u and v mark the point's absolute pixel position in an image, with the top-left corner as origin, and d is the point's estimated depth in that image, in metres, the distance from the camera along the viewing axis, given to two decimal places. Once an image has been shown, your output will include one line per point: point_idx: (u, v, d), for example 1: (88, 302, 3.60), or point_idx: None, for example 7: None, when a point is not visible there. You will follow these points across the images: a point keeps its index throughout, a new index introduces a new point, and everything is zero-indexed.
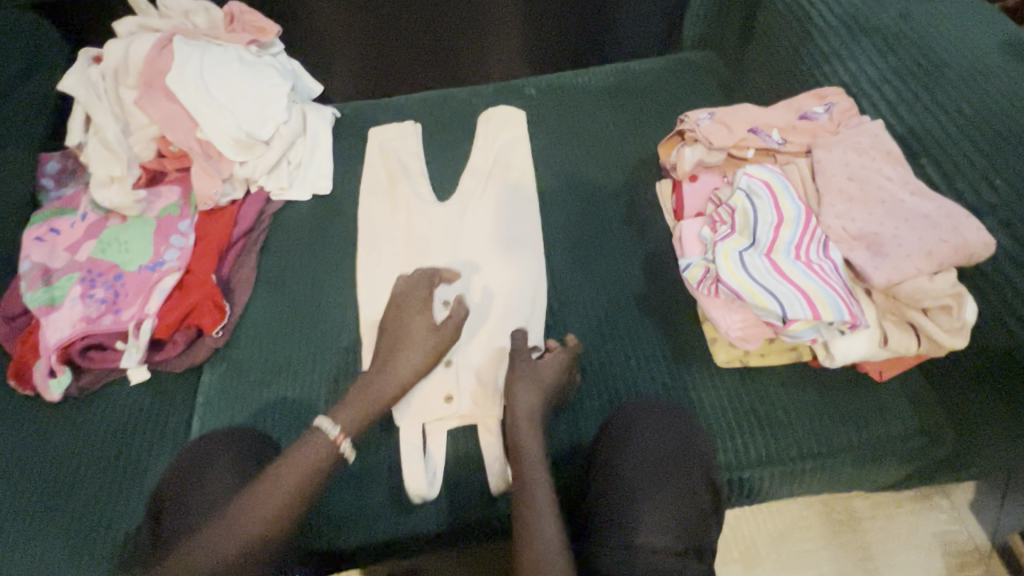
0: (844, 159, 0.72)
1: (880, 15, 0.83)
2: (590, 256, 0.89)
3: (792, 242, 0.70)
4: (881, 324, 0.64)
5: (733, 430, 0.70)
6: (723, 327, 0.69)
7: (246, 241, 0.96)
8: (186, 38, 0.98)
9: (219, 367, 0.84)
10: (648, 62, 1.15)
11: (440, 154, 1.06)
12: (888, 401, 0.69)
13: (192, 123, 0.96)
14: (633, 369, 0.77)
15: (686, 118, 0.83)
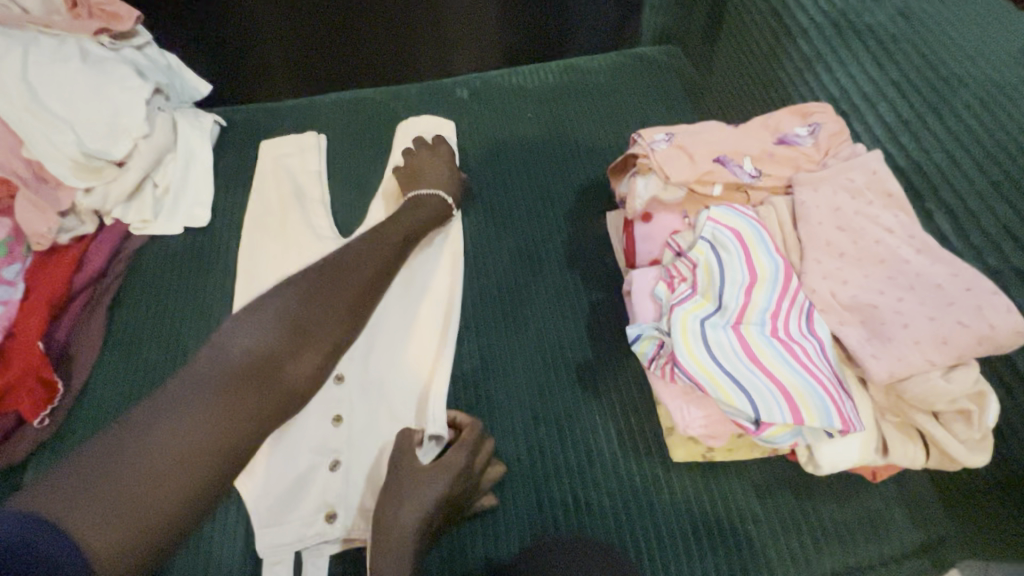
0: (833, 202, 0.56)
1: (876, 12, 0.67)
2: (524, 308, 0.73)
3: (768, 311, 0.55)
4: (879, 427, 0.50)
5: (691, 549, 0.55)
6: (681, 422, 0.54)
7: (96, 291, 0.76)
8: (6, 28, 0.76)
9: (47, 464, 0.66)
10: (602, 57, 0.98)
11: (349, 172, 0.87)
12: (880, 508, 0.56)
13: (18, 141, 0.75)
14: (571, 462, 0.61)
15: (640, 139, 0.67)
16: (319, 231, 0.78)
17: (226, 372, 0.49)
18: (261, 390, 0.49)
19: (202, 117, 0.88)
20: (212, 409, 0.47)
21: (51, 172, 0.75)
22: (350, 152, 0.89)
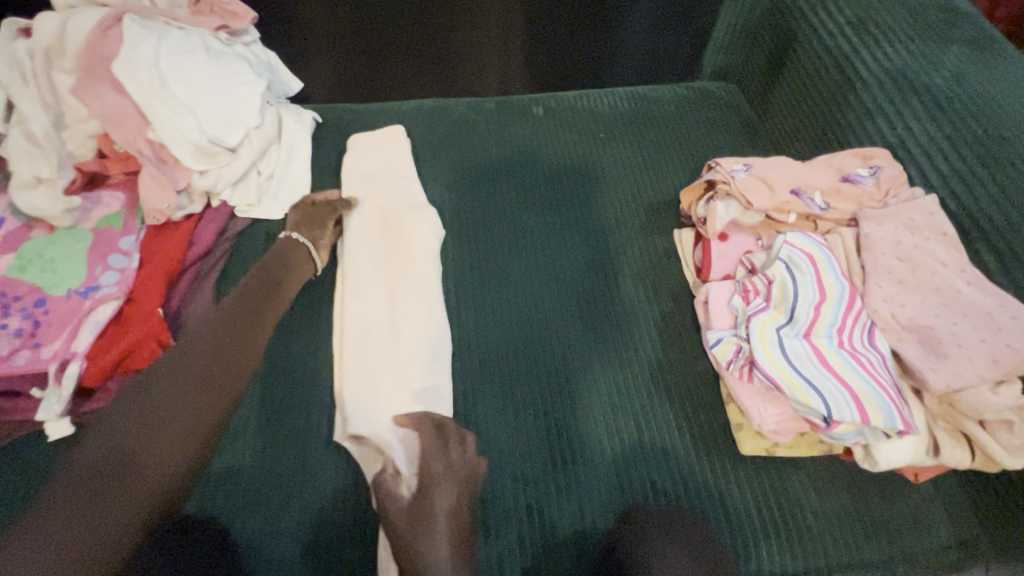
0: (896, 236, 0.65)
1: (931, 73, 0.76)
2: (601, 312, 0.80)
3: (834, 326, 0.63)
4: (932, 432, 0.58)
5: (758, 534, 0.62)
6: (756, 417, 0.62)
7: (202, 266, 0.82)
8: (139, 18, 0.82)
9: None
10: (665, 90, 1.06)
11: (435, 176, 0.94)
12: (922, 506, 0.63)
13: (143, 122, 0.81)
14: (648, 452, 0.68)
15: (717, 167, 0.75)
16: (408, 233, 0.85)
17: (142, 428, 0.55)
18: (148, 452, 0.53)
19: (302, 113, 0.96)
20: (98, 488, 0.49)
21: (172, 153, 0.81)
22: (433, 157, 0.96)
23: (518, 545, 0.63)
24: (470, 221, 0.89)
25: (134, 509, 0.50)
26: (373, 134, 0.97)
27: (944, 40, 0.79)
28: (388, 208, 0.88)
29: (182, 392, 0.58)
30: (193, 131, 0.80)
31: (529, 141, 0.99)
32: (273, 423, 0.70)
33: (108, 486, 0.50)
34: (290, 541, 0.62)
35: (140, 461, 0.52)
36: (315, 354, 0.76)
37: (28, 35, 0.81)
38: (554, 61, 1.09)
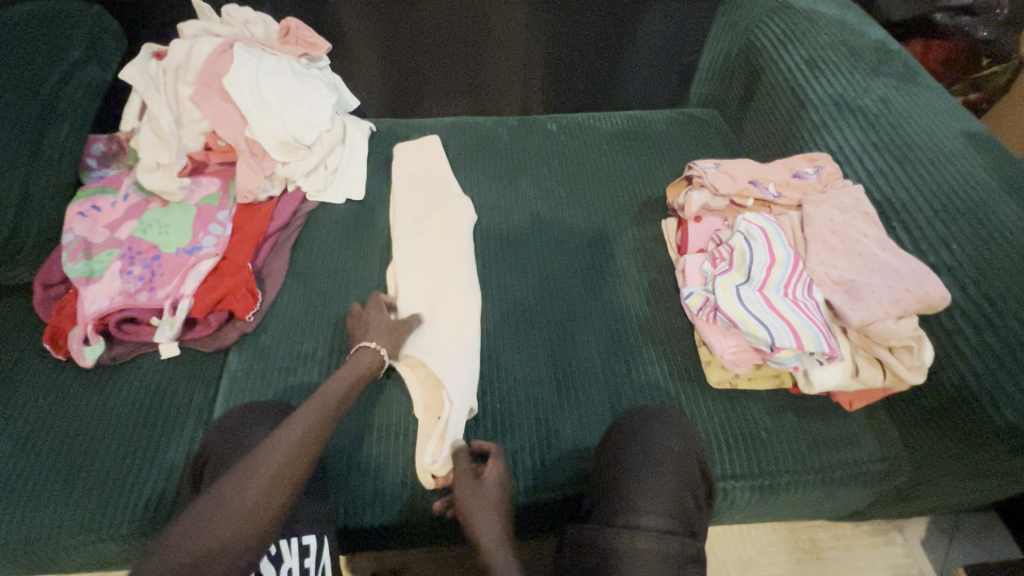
0: (830, 216, 0.83)
1: (864, 98, 0.96)
2: (600, 281, 0.98)
3: (782, 281, 0.79)
4: (854, 359, 0.74)
5: (720, 444, 0.78)
6: (718, 349, 0.80)
7: (280, 237, 1.02)
8: (244, 45, 1.06)
9: (246, 350, 0.89)
10: (660, 114, 1.27)
11: (467, 175, 1.15)
12: (853, 426, 0.79)
13: (242, 122, 1.02)
14: (636, 385, 0.85)
15: (695, 165, 0.94)
16: (449, 216, 1.04)
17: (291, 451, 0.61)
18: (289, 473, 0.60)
19: (361, 123, 1.19)
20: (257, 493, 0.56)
21: (262, 147, 1.03)
22: (466, 160, 1.17)
23: (528, 447, 0.79)
24: (495, 210, 1.09)
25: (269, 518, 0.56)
26: (416, 141, 1.17)
27: (876, 74, 0.99)
28: (429, 196, 1.08)
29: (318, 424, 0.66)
30: (279, 130, 1.01)
31: (545, 151, 1.19)
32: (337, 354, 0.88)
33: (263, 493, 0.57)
34: (350, 437, 0.80)
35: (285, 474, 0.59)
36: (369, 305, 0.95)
37: (159, 56, 1.05)
38: (568, 90, 1.32)
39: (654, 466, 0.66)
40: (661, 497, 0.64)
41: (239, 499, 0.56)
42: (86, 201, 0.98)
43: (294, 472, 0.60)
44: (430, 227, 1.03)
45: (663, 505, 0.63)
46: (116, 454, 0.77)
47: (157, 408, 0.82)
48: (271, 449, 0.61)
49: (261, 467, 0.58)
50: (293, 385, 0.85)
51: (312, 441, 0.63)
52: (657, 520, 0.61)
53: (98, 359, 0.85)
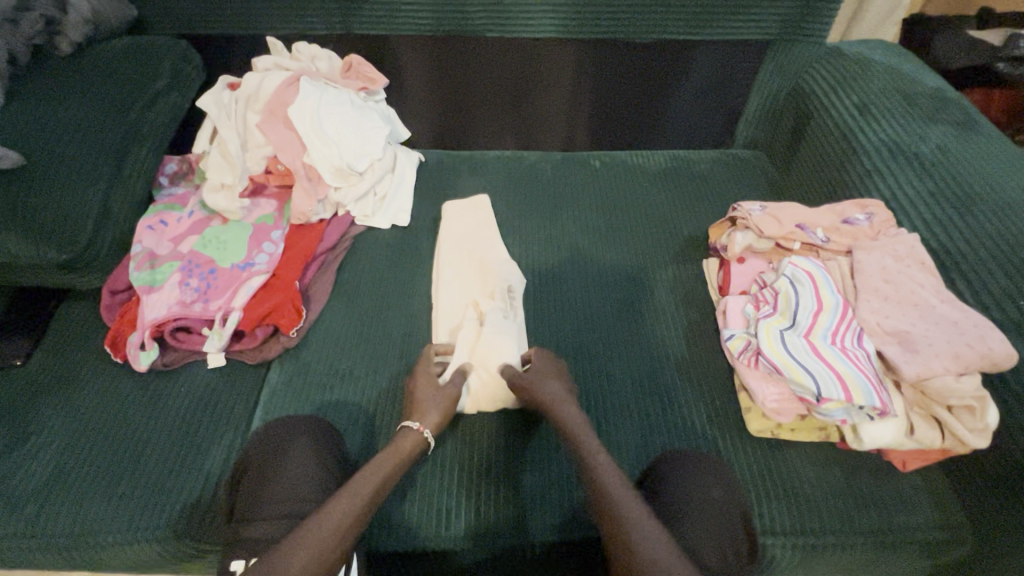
0: (882, 263, 0.80)
1: (920, 146, 0.94)
2: (636, 316, 0.97)
3: (830, 329, 0.77)
4: (909, 416, 0.70)
5: (760, 496, 0.74)
6: (760, 396, 0.76)
7: (328, 257, 1.07)
8: (310, 78, 1.13)
9: (287, 364, 0.92)
10: (705, 154, 1.28)
11: (511, 205, 1.18)
12: (906, 488, 0.74)
13: (302, 149, 1.08)
14: (669, 425, 0.83)
15: (739, 206, 0.93)
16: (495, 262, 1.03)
17: (345, 516, 0.62)
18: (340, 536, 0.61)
19: (412, 153, 1.24)
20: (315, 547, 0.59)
21: (318, 172, 1.08)
22: (509, 192, 1.20)
23: (559, 484, 0.79)
24: (535, 242, 1.11)
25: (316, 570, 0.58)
26: (463, 179, 1.22)
27: (933, 122, 0.98)
28: (478, 230, 1.10)
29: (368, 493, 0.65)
30: (335, 157, 1.07)
31: (587, 186, 1.21)
32: (371, 374, 0.90)
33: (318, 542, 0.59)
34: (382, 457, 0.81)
35: (332, 530, 0.61)
36: (407, 328, 0.97)
37: (233, 87, 1.14)
38: (613, 127, 1.34)
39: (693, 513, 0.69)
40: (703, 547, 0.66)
41: (299, 548, 0.58)
42: (155, 216, 1.05)
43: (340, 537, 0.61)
44: (467, 278, 1.01)
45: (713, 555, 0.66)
46: (160, 457, 0.80)
47: (201, 415, 0.85)
48: (325, 510, 0.62)
49: (319, 526, 0.60)
50: (330, 402, 0.87)
51: (353, 517, 0.63)
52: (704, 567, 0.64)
53: (151, 364, 0.89)
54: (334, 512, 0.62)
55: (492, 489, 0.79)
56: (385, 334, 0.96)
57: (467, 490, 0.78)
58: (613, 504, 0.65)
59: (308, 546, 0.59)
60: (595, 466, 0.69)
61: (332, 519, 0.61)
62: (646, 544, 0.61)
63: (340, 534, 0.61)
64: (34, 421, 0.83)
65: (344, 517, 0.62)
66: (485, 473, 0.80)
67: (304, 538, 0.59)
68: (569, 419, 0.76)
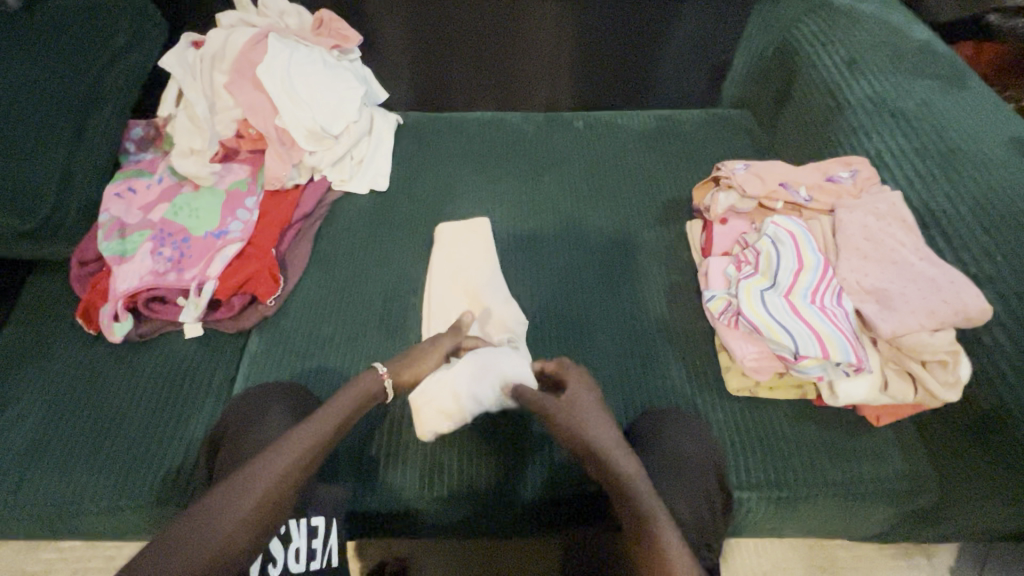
0: (864, 221, 0.79)
1: (906, 101, 0.92)
2: (618, 279, 0.96)
3: (810, 287, 0.77)
4: (884, 372, 0.71)
5: (737, 453, 0.75)
6: (739, 356, 0.77)
7: (305, 224, 1.04)
8: (279, 35, 1.08)
9: (266, 333, 0.90)
10: (690, 113, 1.25)
11: (492, 169, 1.15)
12: (878, 442, 0.76)
13: (272, 111, 1.04)
14: (649, 386, 0.83)
15: (723, 166, 0.92)
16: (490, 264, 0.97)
17: (272, 478, 0.59)
18: (265, 495, 0.58)
19: (389, 115, 1.20)
20: (238, 511, 0.56)
21: (291, 136, 1.04)
22: (491, 154, 1.17)
23: (538, 444, 0.79)
24: (518, 206, 1.09)
25: (240, 531, 0.56)
26: (443, 143, 1.19)
27: (921, 76, 0.95)
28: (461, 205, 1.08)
29: (303, 450, 0.61)
30: (308, 119, 1.02)
31: (571, 147, 1.18)
32: (351, 341, 0.89)
33: (239, 505, 0.57)
34: (364, 421, 0.81)
35: (254, 492, 0.58)
36: (389, 295, 0.95)
37: (197, 46, 1.08)
38: (600, 84, 1.30)
39: (672, 473, 0.70)
40: (680, 503, 0.68)
41: (225, 508, 0.56)
42: (122, 183, 1.01)
43: (269, 498, 0.58)
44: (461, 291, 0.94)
45: (692, 512, 0.67)
46: (139, 426, 0.79)
47: (179, 385, 0.84)
48: (257, 470, 0.59)
49: (247, 487, 0.58)
50: (310, 370, 0.86)
51: (286, 473, 0.60)
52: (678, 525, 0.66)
53: (126, 335, 0.87)
54: (268, 472, 0.59)
55: (475, 450, 0.79)
56: (365, 301, 0.95)
57: (449, 453, 0.79)
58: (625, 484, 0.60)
59: (232, 508, 0.56)
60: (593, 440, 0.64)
61: (259, 480, 0.59)
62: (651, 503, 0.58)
63: (269, 494, 0.58)
64: (8, 394, 0.82)
65: (277, 477, 0.59)
66: (468, 435, 0.81)
67: (231, 500, 0.57)
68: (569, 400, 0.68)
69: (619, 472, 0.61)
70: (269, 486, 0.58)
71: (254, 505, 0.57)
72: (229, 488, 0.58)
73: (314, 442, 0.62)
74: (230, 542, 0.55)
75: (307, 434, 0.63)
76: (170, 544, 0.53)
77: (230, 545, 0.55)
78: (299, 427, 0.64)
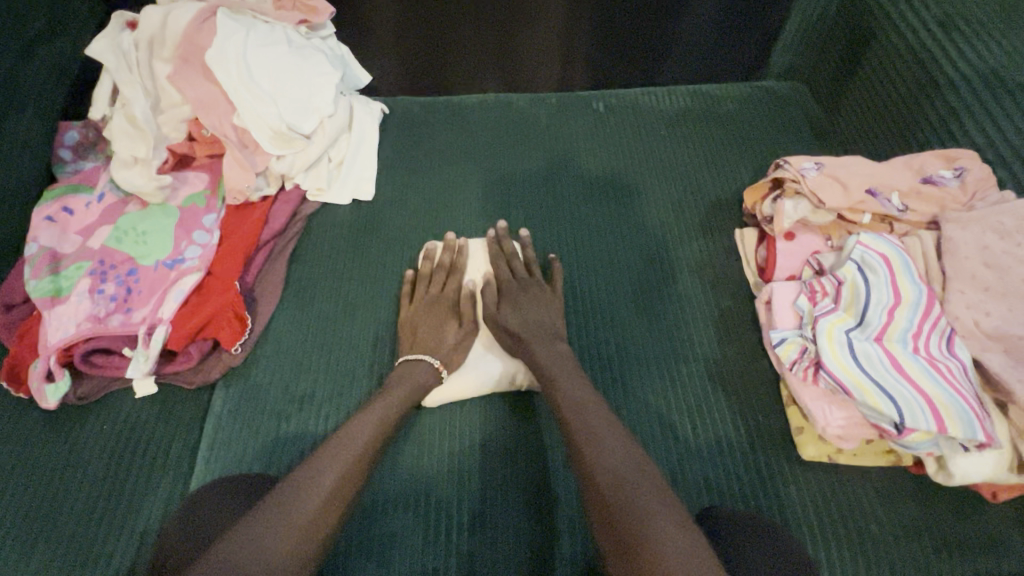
0: (982, 241, 0.61)
1: None
2: (655, 307, 0.79)
3: (910, 331, 0.60)
4: (1015, 447, 0.55)
5: (816, 542, 0.60)
6: (821, 421, 0.60)
7: (276, 245, 0.87)
8: (231, 12, 0.87)
9: (233, 388, 0.75)
10: (733, 88, 1.04)
11: (499, 166, 0.96)
12: (995, 524, 0.60)
13: (229, 107, 0.85)
14: (700, 450, 0.67)
15: (787, 164, 0.72)
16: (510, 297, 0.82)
17: (347, 468, 0.60)
18: (343, 483, 0.59)
19: (372, 104, 1.01)
20: (321, 497, 0.57)
21: (253, 137, 0.86)
22: (497, 147, 0.98)
23: (569, 529, 0.65)
24: (531, 212, 0.90)
25: (323, 521, 0.56)
26: (439, 135, 1.00)
27: None
28: (463, 217, 0.90)
29: (368, 440, 0.63)
30: (272, 117, 0.84)
31: (591, 136, 0.99)
32: (335, 396, 0.74)
33: (319, 493, 0.57)
34: (354, 503, 0.67)
35: (331, 477, 0.58)
36: (379, 333, 0.79)
37: (133, 27, 0.88)
38: (621, 54, 1.09)
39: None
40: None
41: (308, 495, 0.56)
42: (54, 203, 0.84)
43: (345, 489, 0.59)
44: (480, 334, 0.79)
45: None
46: (84, 517, 0.65)
47: (130, 458, 0.70)
48: (331, 458, 0.60)
49: (327, 474, 0.59)
50: (287, 435, 0.71)
51: (356, 465, 0.61)
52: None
53: (63, 399, 0.72)
54: (341, 464, 0.60)
55: (489, 536, 0.64)
56: (351, 343, 0.79)
57: (459, 542, 0.64)
58: (597, 465, 0.58)
59: (315, 494, 0.57)
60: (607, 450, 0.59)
61: (337, 470, 0.59)
62: (628, 478, 0.56)
63: (344, 484, 0.59)
64: None
65: (348, 464, 0.60)
66: (480, 515, 0.66)
67: (311, 487, 0.57)
68: (582, 407, 0.64)
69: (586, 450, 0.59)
70: (344, 475, 0.59)
71: (333, 496, 0.58)
72: (304, 477, 0.58)
73: (377, 433, 0.64)
74: (316, 530, 0.55)
75: (371, 423, 0.65)
76: (257, 529, 0.52)
77: (316, 533, 0.55)
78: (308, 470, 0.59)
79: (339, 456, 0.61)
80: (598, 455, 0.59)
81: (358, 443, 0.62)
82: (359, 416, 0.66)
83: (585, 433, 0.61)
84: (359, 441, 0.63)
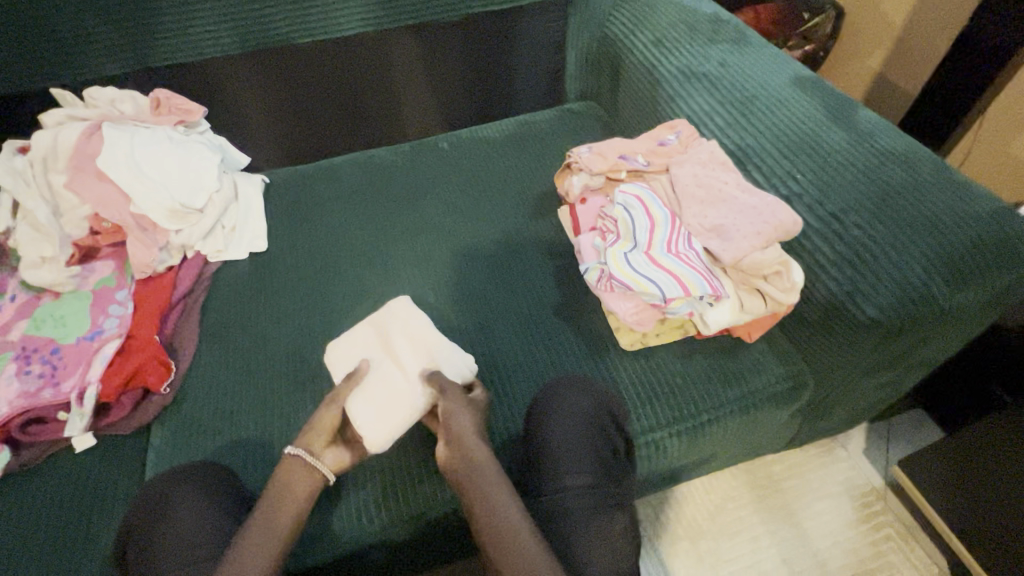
0: (693, 172, 0.91)
1: (705, 65, 1.06)
2: (509, 277, 1.02)
3: (665, 239, 0.85)
4: (738, 293, 0.82)
5: (642, 401, 0.83)
6: (622, 314, 0.84)
7: (187, 302, 1.02)
8: (114, 124, 1.04)
9: (168, 423, 0.87)
10: (543, 114, 1.35)
11: (371, 205, 1.17)
12: (753, 355, 0.86)
13: (125, 199, 1.00)
14: (555, 365, 0.89)
15: (570, 153, 1.01)
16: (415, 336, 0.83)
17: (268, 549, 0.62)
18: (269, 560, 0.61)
19: (253, 177, 1.20)
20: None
21: (151, 219, 1.01)
22: (367, 191, 1.20)
23: None
24: (402, 233, 1.12)
25: None
26: (317, 192, 1.20)
27: (711, 43, 1.10)
28: (347, 248, 1.10)
29: (281, 515, 0.66)
30: (165, 200, 1.00)
31: (440, 168, 1.24)
32: (259, 406, 0.88)
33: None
34: None
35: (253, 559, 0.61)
36: (289, 350, 0.95)
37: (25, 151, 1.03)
38: (454, 105, 1.37)
39: (562, 430, 0.73)
40: (582, 458, 0.71)
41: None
42: None
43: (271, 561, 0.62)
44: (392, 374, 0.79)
45: (584, 446, 0.72)
46: (43, 560, 0.73)
47: (81, 503, 0.79)
48: (250, 544, 0.62)
49: (247, 551, 0.61)
50: (223, 446, 0.84)
51: (278, 540, 0.64)
52: (581, 476, 0.69)
53: (5, 469, 0.80)
54: (261, 542, 0.62)
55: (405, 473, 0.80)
56: (267, 364, 0.93)
57: (382, 482, 0.79)
58: (492, 523, 0.61)
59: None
60: (492, 502, 0.63)
61: (258, 551, 0.61)
62: (517, 531, 0.59)
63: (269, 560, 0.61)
64: None
65: (269, 543, 0.63)
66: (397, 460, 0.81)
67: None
68: (471, 472, 0.66)
69: (485, 512, 0.62)
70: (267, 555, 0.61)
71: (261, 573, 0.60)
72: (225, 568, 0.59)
73: (286, 500, 0.67)
74: None
75: (279, 494, 0.68)
76: None
77: None
78: (230, 553, 0.61)
79: (255, 535, 0.63)
80: (501, 517, 0.61)
81: (271, 523, 0.64)
82: (269, 495, 0.68)
83: (473, 498, 0.64)
84: (272, 512, 0.66)
